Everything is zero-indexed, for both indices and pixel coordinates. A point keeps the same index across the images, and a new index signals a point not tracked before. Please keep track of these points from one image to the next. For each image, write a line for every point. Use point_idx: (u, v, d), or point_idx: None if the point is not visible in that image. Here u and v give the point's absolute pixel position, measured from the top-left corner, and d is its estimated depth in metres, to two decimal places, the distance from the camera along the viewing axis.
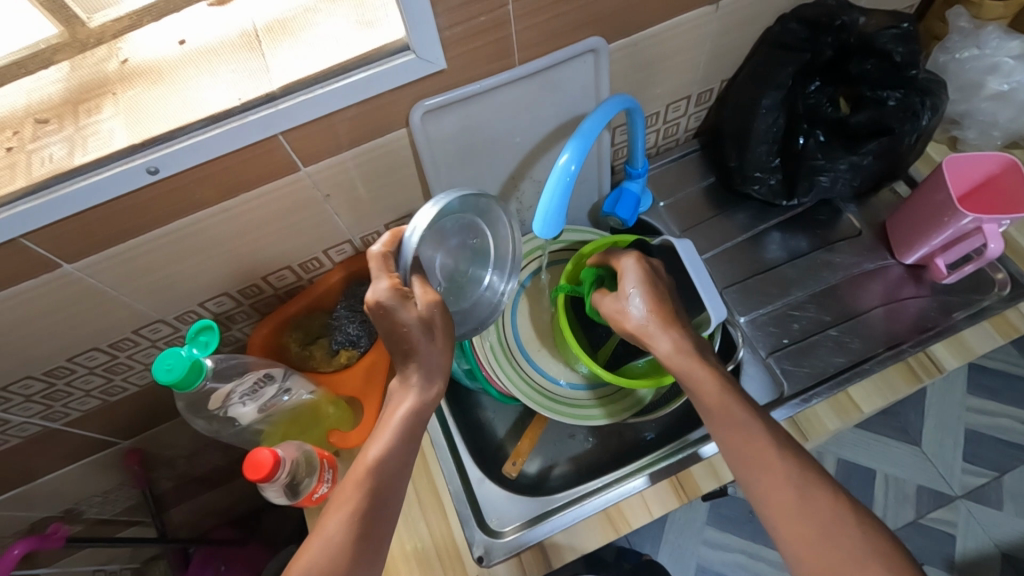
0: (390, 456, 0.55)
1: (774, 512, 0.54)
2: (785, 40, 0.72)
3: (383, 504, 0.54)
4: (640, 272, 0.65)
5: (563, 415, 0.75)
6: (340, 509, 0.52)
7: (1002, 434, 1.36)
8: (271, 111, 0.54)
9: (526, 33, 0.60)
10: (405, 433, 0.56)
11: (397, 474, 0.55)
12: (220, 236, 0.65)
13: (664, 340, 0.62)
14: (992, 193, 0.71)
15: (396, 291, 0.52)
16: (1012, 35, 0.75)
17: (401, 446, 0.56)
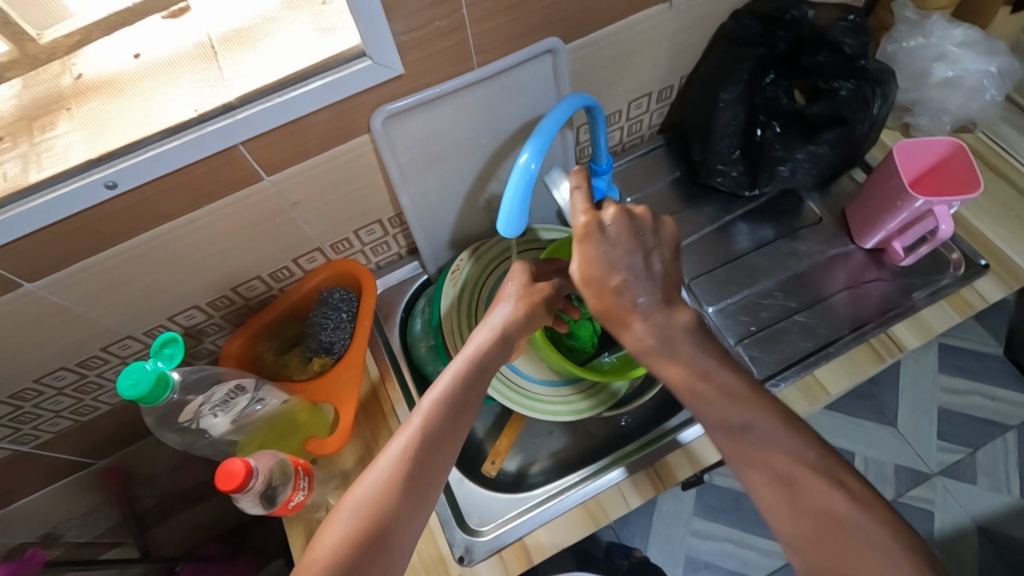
0: (455, 395, 0.57)
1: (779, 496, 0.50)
2: (742, 35, 0.73)
3: (438, 441, 0.55)
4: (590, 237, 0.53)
5: (522, 405, 0.75)
6: (396, 443, 0.55)
7: (974, 411, 1.40)
8: (230, 121, 0.54)
9: (481, 36, 0.61)
10: (471, 375, 0.59)
11: (458, 417, 0.57)
12: (185, 249, 0.65)
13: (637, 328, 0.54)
14: (941, 176, 0.74)
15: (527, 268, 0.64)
16: (956, 23, 0.77)
17: (448, 418, 0.56)
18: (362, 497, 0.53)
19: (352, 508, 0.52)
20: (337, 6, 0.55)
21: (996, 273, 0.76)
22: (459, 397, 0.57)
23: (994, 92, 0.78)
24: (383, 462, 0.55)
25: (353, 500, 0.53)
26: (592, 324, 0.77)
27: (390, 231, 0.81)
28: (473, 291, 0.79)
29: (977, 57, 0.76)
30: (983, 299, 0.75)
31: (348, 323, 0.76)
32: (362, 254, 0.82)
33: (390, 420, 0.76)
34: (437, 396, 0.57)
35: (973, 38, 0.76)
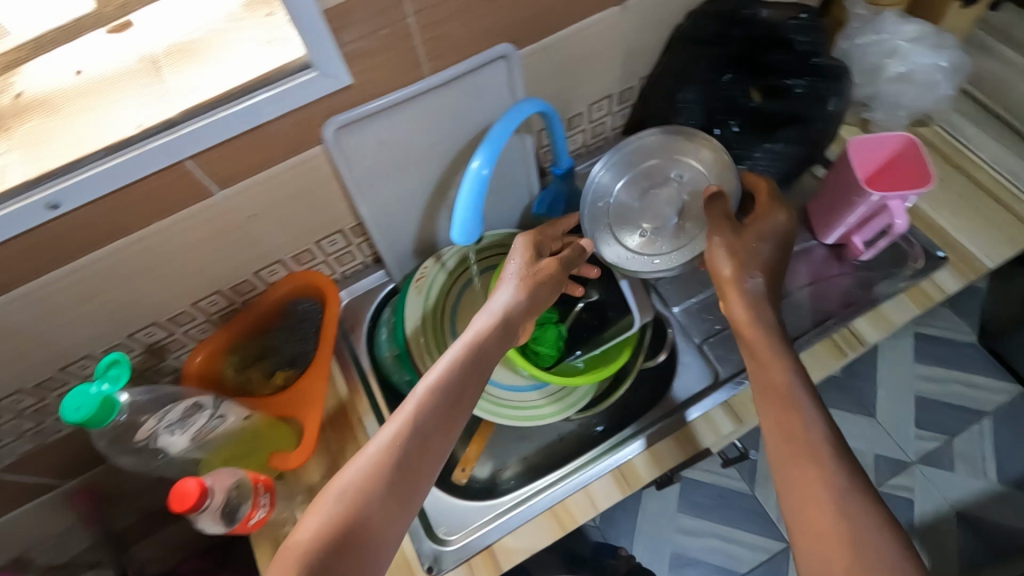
0: (451, 380, 0.59)
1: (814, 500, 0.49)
2: (697, 36, 0.73)
3: (434, 419, 0.57)
4: (766, 228, 0.69)
5: (487, 412, 0.74)
6: (388, 427, 0.56)
7: (950, 399, 1.42)
8: (174, 136, 0.53)
9: (430, 44, 0.61)
10: (469, 360, 0.61)
11: (454, 404, 0.59)
12: (140, 266, 0.64)
13: (735, 301, 0.65)
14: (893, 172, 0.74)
15: (529, 244, 0.70)
16: (908, 19, 0.78)
17: (448, 396, 0.58)
18: (356, 469, 0.53)
19: (346, 480, 0.52)
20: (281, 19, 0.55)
21: (954, 265, 0.77)
22: (459, 376, 0.60)
23: (947, 86, 0.79)
24: (375, 443, 0.55)
25: (341, 483, 0.52)
26: (558, 327, 0.77)
27: (354, 241, 0.80)
28: (437, 301, 0.79)
29: (927, 52, 0.77)
30: (941, 291, 0.76)
31: (313, 334, 0.80)
32: (325, 265, 0.82)
33: (356, 430, 0.76)
34: (439, 373, 0.59)
35: (924, 33, 0.77)
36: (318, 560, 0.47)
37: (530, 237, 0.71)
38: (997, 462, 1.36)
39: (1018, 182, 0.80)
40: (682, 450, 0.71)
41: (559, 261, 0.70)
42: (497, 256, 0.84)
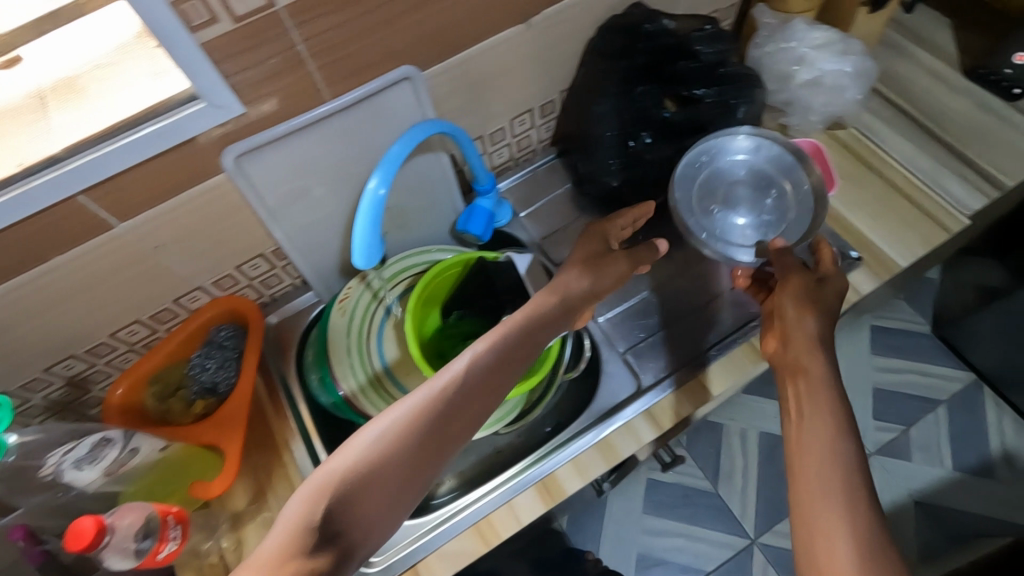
0: (498, 356, 0.57)
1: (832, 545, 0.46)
2: (609, 50, 0.75)
3: (480, 384, 0.55)
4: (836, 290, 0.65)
5: None
6: (437, 379, 0.55)
7: (905, 389, 1.45)
8: (57, 173, 0.53)
9: (325, 70, 0.61)
10: (522, 336, 0.59)
11: (499, 381, 0.57)
12: (47, 300, 0.63)
13: (813, 362, 0.58)
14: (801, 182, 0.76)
15: (603, 232, 0.72)
16: (816, 26, 0.80)
17: (496, 367, 0.57)
18: (395, 416, 0.53)
19: (385, 425, 0.52)
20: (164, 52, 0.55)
21: (868, 265, 0.78)
22: (511, 348, 0.58)
23: (854, 91, 0.80)
24: (408, 402, 0.53)
25: (383, 422, 0.52)
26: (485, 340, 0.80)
27: (277, 264, 0.80)
28: (363, 320, 0.79)
29: (832, 58, 0.79)
30: (857, 292, 0.77)
31: (234, 361, 0.76)
32: (251, 288, 0.81)
33: (283, 452, 0.76)
34: (491, 340, 0.58)
35: (830, 40, 0.79)
36: (333, 499, 0.48)
37: (607, 229, 0.72)
38: (952, 450, 1.39)
39: (930, 181, 0.82)
40: (604, 459, 0.72)
41: (627, 257, 0.69)
42: (420, 272, 0.82)
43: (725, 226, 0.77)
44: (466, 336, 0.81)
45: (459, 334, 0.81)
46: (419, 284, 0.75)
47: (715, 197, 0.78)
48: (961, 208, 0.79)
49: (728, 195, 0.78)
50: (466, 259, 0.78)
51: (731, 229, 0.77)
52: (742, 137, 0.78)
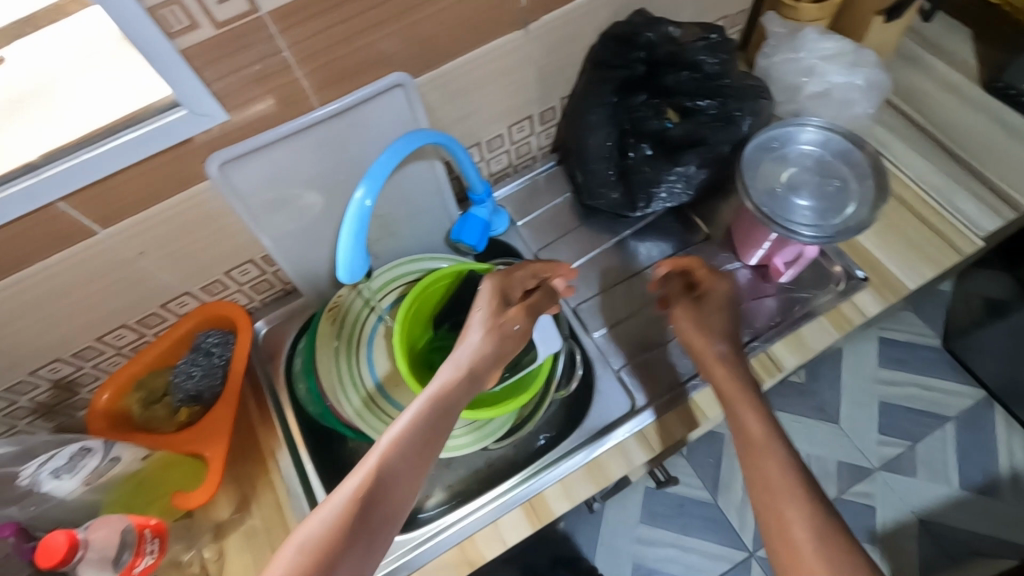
0: (422, 430, 0.56)
1: (790, 538, 0.54)
2: (604, 58, 0.72)
3: (399, 474, 0.53)
4: (718, 299, 0.73)
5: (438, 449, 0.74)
6: (352, 478, 0.53)
7: (910, 403, 1.41)
8: (33, 181, 0.51)
9: (314, 76, 0.59)
10: (443, 405, 0.58)
11: (426, 453, 0.56)
12: (29, 304, 0.62)
13: (718, 374, 0.67)
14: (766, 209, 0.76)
15: (497, 288, 0.68)
16: (828, 35, 0.76)
17: (416, 448, 0.55)
18: (315, 525, 0.49)
19: (303, 538, 0.48)
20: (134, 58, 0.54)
21: (874, 287, 0.76)
22: (426, 428, 0.56)
23: (865, 105, 0.77)
24: (326, 509, 0.51)
25: (303, 534, 0.49)
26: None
27: (268, 270, 0.79)
28: (353, 330, 0.77)
29: (844, 70, 0.75)
30: (862, 313, 0.75)
31: (220, 369, 0.74)
32: (241, 294, 0.80)
33: (269, 463, 0.75)
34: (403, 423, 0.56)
35: (842, 50, 0.76)
36: None
37: (493, 285, 0.68)
38: (958, 468, 1.35)
39: (941, 200, 0.79)
40: (593, 482, 0.70)
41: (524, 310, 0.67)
42: (412, 280, 0.81)
43: (787, 206, 0.67)
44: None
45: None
46: (409, 296, 0.74)
47: (777, 176, 0.69)
48: (975, 229, 0.77)
49: (787, 176, 0.69)
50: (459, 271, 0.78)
51: (794, 211, 0.67)
52: (812, 127, 0.70)
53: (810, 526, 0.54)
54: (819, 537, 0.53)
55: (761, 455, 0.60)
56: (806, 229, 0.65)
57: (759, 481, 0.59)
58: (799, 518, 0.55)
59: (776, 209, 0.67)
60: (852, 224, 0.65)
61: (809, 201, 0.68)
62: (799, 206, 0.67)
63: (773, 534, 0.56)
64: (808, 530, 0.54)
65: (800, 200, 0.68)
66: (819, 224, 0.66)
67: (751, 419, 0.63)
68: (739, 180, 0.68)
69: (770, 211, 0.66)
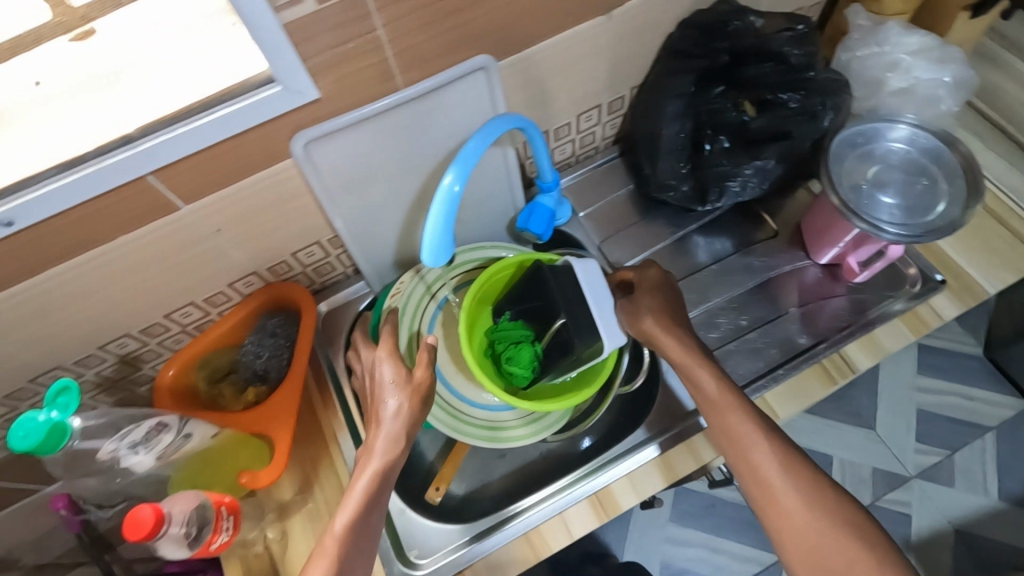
0: (357, 524, 0.58)
1: (789, 520, 0.57)
2: (682, 47, 0.70)
3: (358, 551, 0.58)
4: (651, 284, 0.71)
5: (494, 441, 0.74)
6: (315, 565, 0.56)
7: (950, 412, 1.38)
8: (131, 154, 0.52)
9: (402, 56, 0.59)
10: (373, 490, 0.60)
11: (366, 534, 0.59)
12: (105, 278, 0.62)
13: (669, 344, 0.67)
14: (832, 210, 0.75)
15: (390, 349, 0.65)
16: (913, 30, 0.74)
17: (365, 522, 0.59)
18: None
19: None
20: (231, 30, 0.52)
21: (951, 289, 0.74)
22: (371, 504, 0.60)
23: (950, 102, 0.75)
24: None
25: None
26: (534, 347, 0.73)
27: (332, 252, 0.79)
28: (415, 316, 0.77)
29: (929, 66, 0.73)
30: (938, 317, 0.73)
31: (286, 350, 0.76)
32: (304, 275, 0.80)
33: (331, 446, 0.75)
34: (351, 505, 0.59)
35: (928, 45, 0.73)
36: None
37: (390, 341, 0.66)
38: (998, 479, 1.33)
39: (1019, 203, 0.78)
40: (660, 478, 0.71)
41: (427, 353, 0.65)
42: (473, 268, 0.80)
43: (871, 202, 0.66)
44: (513, 341, 0.74)
45: (506, 338, 0.74)
46: (476, 282, 0.74)
47: (863, 172, 0.68)
48: None
49: (873, 174, 0.68)
50: (521, 261, 0.76)
51: (877, 208, 0.66)
52: (904, 125, 0.69)
53: (839, 511, 0.57)
54: (789, 475, 0.59)
55: (719, 408, 0.63)
56: (889, 227, 0.63)
57: (722, 433, 0.63)
58: (768, 461, 0.60)
59: (861, 204, 0.66)
60: (939, 225, 0.63)
61: (893, 199, 0.66)
62: (885, 205, 0.66)
63: (743, 472, 0.61)
64: (778, 469, 0.60)
65: (885, 197, 0.66)
66: (905, 222, 0.64)
67: (708, 381, 0.64)
68: (822, 173, 0.67)
69: (852, 206, 0.65)
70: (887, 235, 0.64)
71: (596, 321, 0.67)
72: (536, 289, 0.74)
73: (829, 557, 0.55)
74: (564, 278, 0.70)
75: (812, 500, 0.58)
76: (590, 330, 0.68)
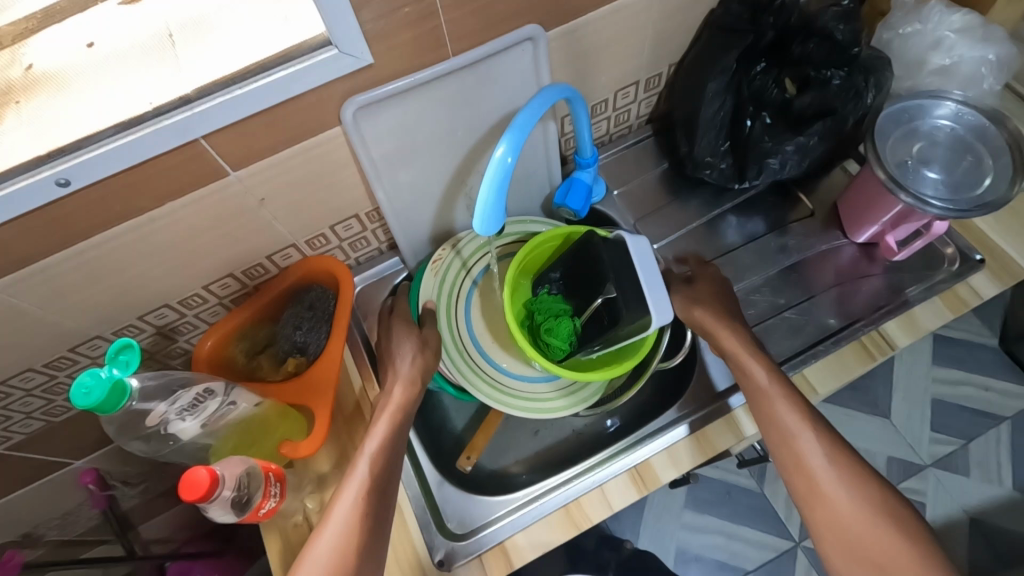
0: (385, 450, 0.63)
1: (834, 510, 0.57)
2: (727, 22, 0.70)
3: (385, 481, 0.62)
4: (708, 278, 0.74)
5: (530, 412, 0.74)
6: (345, 494, 0.60)
7: (966, 403, 1.37)
8: (187, 114, 0.51)
9: (455, 24, 0.58)
10: (395, 425, 0.65)
11: (393, 459, 0.63)
12: (148, 248, 0.62)
13: (722, 333, 0.68)
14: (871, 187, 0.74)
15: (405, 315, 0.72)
16: (955, 9, 0.74)
17: (388, 455, 0.63)
18: (327, 540, 0.57)
19: (317, 559, 0.56)
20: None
21: (991, 269, 0.74)
22: (393, 439, 0.64)
23: (992, 81, 0.75)
24: (332, 523, 0.58)
25: (319, 548, 0.57)
26: (573, 322, 0.73)
27: (368, 227, 0.78)
28: (453, 285, 0.77)
29: (973, 44, 0.73)
30: (977, 296, 0.73)
31: (324, 324, 0.76)
32: (339, 250, 0.80)
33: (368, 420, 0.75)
34: (375, 440, 0.63)
35: (971, 24, 0.73)
36: None
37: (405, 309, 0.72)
38: (1012, 468, 1.31)
39: None
40: (699, 453, 0.71)
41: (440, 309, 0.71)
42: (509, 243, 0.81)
43: (916, 176, 0.67)
44: (553, 314, 0.74)
45: (546, 310, 0.74)
46: (521, 252, 0.73)
47: (909, 148, 0.69)
48: None
49: (918, 150, 0.69)
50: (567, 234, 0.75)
51: (921, 182, 0.67)
52: (951, 103, 0.70)
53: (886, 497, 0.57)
54: (835, 467, 0.59)
55: (768, 397, 0.63)
56: (933, 202, 0.64)
57: (765, 419, 0.63)
58: (813, 450, 0.60)
59: (907, 179, 0.67)
60: (985, 201, 0.64)
61: (938, 174, 0.67)
62: (932, 182, 0.67)
63: (785, 459, 0.62)
64: (821, 457, 0.60)
65: (931, 174, 0.67)
66: (951, 197, 0.65)
67: (761, 370, 0.65)
68: (869, 146, 0.68)
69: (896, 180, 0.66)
70: (933, 210, 0.64)
71: (645, 295, 0.62)
72: (588, 263, 0.71)
73: (870, 547, 0.55)
74: (615, 252, 0.67)
75: (855, 491, 0.58)
76: (637, 306, 0.64)
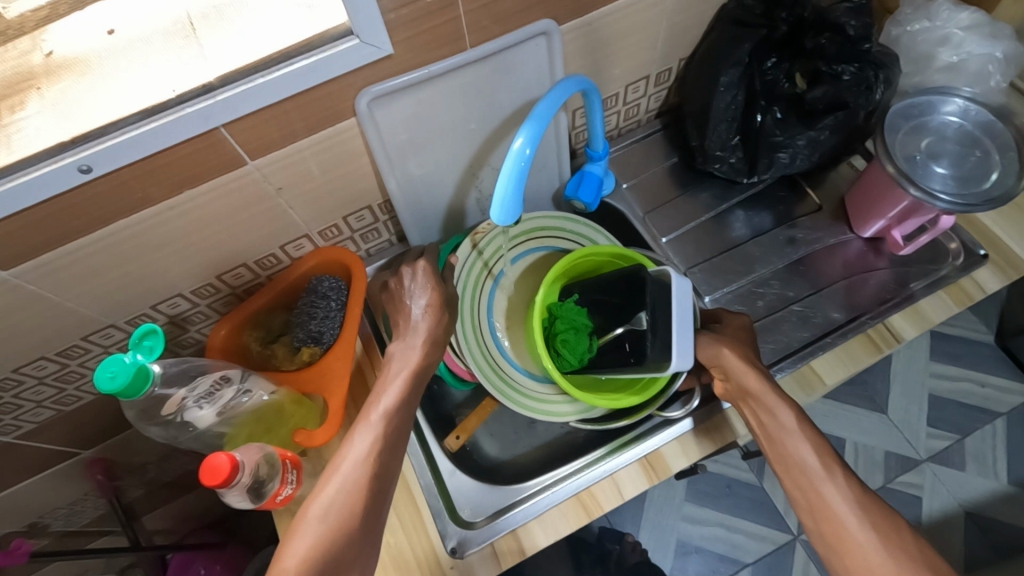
0: (401, 406, 0.62)
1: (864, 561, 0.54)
2: (741, 16, 0.71)
3: (396, 434, 0.61)
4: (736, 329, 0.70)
5: (527, 408, 0.75)
6: (356, 447, 0.59)
7: (962, 398, 1.38)
8: (210, 103, 0.51)
9: (474, 15, 0.59)
10: (413, 381, 0.64)
11: (405, 413, 0.63)
12: (164, 236, 0.62)
13: (741, 373, 0.65)
14: (874, 187, 0.75)
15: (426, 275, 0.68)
16: (962, 7, 0.75)
17: (404, 408, 0.63)
18: (331, 497, 0.56)
19: (323, 510, 0.55)
20: None
21: (994, 263, 0.75)
22: (409, 393, 0.64)
23: (999, 78, 0.76)
24: (340, 477, 0.57)
25: (322, 501, 0.55)
26: (591, 339, 0.72)
27: (381, 217, 0.79)
28: (478, 279, 0.77)
29: (981, 40, 0.74)
30: (981, 289, 0.74)
31: (338, 313, 0.74)
32: (351, 241, 0.81)
33: None
34: (392, 397, 0.63)
35: (978, 21, 0.74)
36: None
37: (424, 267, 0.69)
38: (1007, 462, 1.33)
39: None
40: (711, 443, 0.72)
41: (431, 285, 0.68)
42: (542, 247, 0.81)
43: (924, 169, 0.68)
44: (574, 326, 0.72)
45: (568, 320, 0.72)
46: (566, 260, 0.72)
47: (917, 144, 0.70)
48: None
49: (926, 145, 0.70)
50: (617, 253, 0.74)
51: (928, 176, 0.68)
52: (959, 99, 0.71)
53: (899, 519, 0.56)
54: (862, 511, 0.56)
55: (792, 440, 0.61)
56: (940, 194, 0.65)
57: (787, 463, 0.61)
58: (838, 497, 0.57)
59: (912, 172, 0.68)
60: (988, 196, 0.65)
61: (945, 169, 0.68)
62: (939, 179, 0.68)
63: (812, 514, 0.58)
64: (850, 505, 0.57)
65: (938, 169, 0.68)
66: (958, 189, 0.67)
67: (786, 414, 0.62)
68: (880, 137, 0.69)
69: (903, 171, 0.67)
70: (938, 202, 0.65)
71: (672, 342, 0.65)
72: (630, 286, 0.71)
73: None
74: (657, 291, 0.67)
75: (885, 536, 0.55)
76: (663, 347, 0.65)
